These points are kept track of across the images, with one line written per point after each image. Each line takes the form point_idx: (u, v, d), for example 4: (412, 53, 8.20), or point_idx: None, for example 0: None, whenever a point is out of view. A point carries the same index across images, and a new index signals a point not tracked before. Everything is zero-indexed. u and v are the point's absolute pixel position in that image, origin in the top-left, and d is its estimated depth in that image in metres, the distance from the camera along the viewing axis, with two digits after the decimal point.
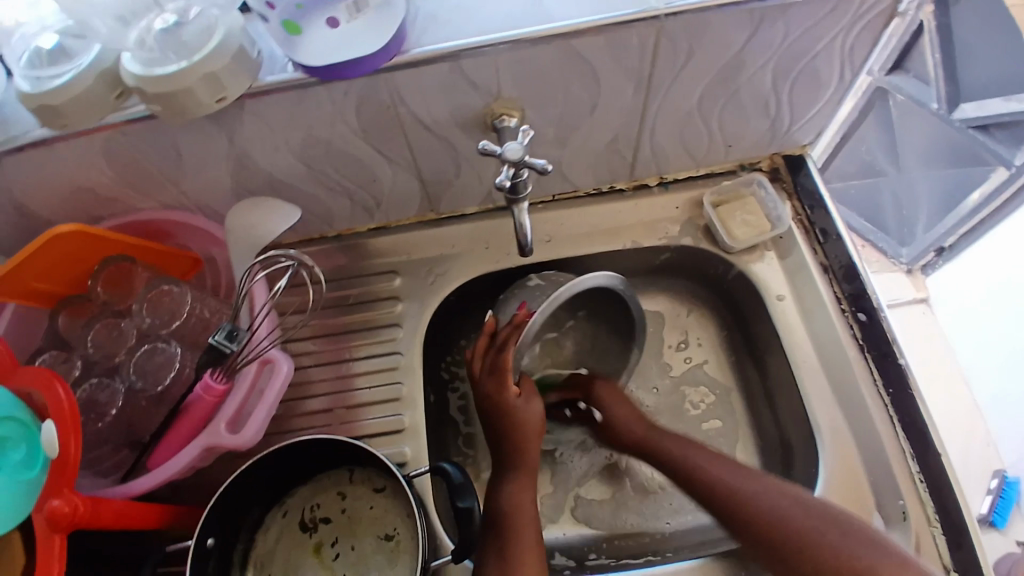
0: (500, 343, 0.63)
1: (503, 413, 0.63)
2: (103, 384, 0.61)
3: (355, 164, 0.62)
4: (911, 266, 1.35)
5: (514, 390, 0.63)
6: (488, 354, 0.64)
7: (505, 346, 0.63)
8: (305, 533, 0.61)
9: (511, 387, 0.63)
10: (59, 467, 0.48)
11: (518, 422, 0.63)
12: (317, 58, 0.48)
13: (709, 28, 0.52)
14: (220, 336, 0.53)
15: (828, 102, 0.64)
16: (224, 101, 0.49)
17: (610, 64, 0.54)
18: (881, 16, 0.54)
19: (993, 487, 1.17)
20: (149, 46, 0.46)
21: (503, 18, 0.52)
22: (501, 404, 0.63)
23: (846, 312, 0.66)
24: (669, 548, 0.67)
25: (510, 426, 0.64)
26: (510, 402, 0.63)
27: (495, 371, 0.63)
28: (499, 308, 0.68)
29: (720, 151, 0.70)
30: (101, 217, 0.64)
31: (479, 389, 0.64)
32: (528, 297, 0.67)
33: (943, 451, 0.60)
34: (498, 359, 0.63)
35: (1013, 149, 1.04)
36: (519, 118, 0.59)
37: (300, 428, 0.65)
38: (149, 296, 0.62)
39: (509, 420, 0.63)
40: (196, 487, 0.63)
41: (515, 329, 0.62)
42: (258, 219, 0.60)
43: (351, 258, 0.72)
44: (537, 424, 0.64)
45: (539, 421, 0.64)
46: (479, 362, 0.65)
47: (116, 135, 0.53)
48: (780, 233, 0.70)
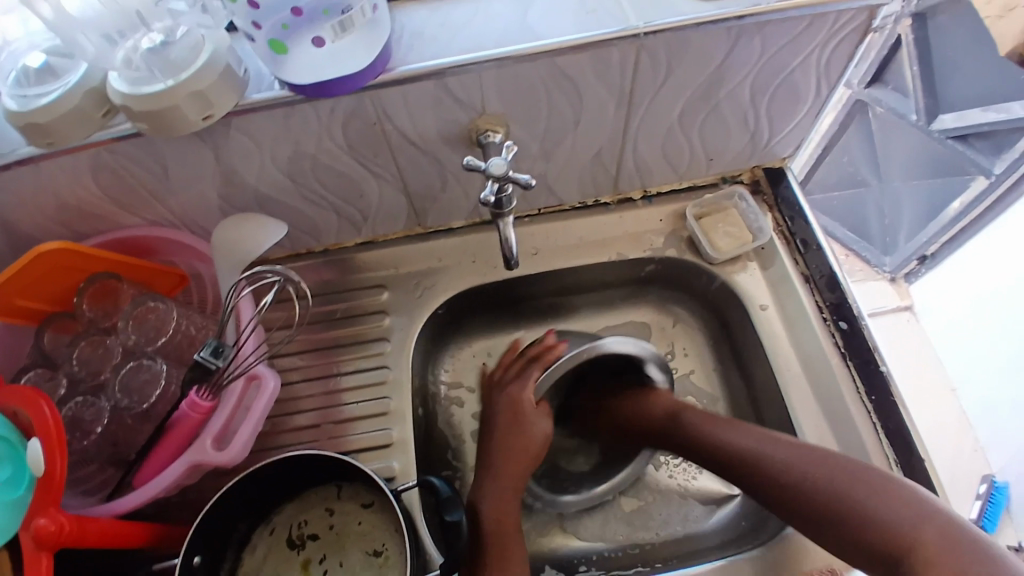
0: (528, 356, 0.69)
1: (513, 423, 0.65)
2: (88, 402, 0.60)
3: (342, 181, 0.62)
4: (895, 275, 1.37)
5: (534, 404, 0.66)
6: (516, 363, 0.69)
7: (534, 360, 0.68)
8: (292, 550, 0.61)
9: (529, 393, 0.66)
10: (43, 484, 0.48)
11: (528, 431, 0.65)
12: (304, 76, 0.48)
13: (688, 45, 0.53)
14: (205, 353, 0.53)
15: (807, 115, 0.66)
16: (210, 118, 0.49)
17: (592, 81, 0.55)
18: (856, 31, 0.55)
19: (981, 493, 1.18)
20: (137, 66, 0.47)
21: (485, 37, 0.53)
22: (518, 415, 0.65)
23: (828, 322, 0.67)
24: (660, 557, 0.67)
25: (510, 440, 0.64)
26: (527, 414, 0.66)
27: (520, 376, 0.68)
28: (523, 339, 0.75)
29: (702, 164, 0.71)
30: (87, 233, 0.64)
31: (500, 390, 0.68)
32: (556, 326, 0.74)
33: (926, 460, 0.60)
34: (527, 370, 0.67)
35: (992, 158, 1.06)
36: (504, 133, 0.60)
37: (287, 443, 0.65)
38: (135, 313, 0.62)
39: (519, 428, 0.65)
40: (180, 506, 0.62)
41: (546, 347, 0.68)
42: (249, 233, 0.60)
43: (337, 273, 0.73)
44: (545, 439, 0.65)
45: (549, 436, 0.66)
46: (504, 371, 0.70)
47: (101, 152, 0.53)
48: (762, 244, 0.71)
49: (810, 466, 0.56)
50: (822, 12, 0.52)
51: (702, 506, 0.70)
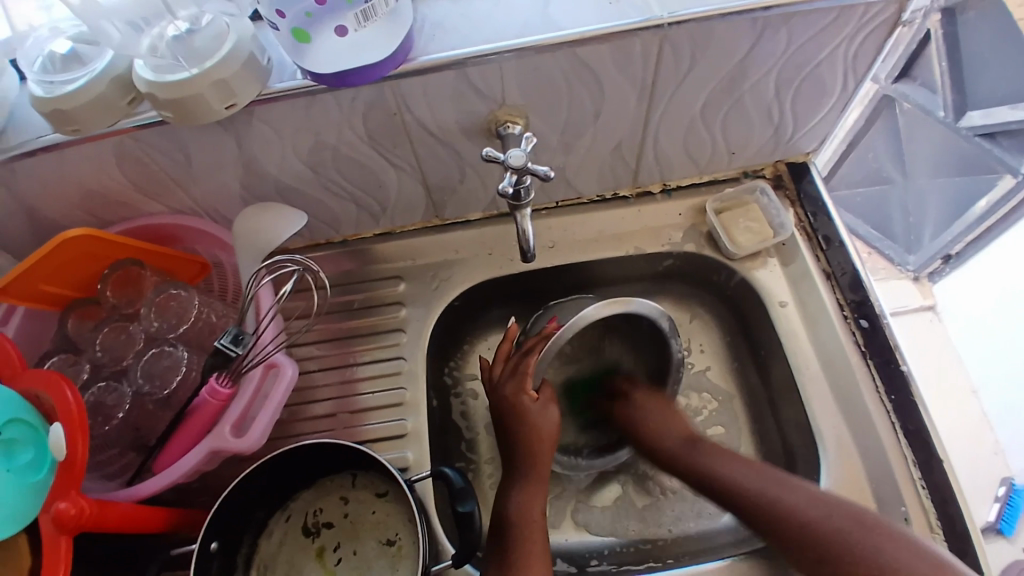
0: (525, 350, 0.65)
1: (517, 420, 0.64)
2: (110, 387, 0.62)
3: (361, 171, 0.62)
4: (918, 274, 1.34)
5: (531, 395, 0.64)
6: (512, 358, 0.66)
7: (530, 354, 0.64)
8: (308, 537, 0.61)
9: (528, 389, 0.64)
10: (65, 470, 0.49)
11: (534, 420, 0.64)
12: (326, 66, 0.48)
13: (712, 38, 0.53)
14: (225, 340, 0.54)
15: (832, 109, 0.65)
16: (233, 108, 0.50)
17: (613, 73, 0.55)
18: (885, 24, 0.54)
19: (1000, 496, 1.16)
20: (162, 54, 0.48)
21: (507, 28, 0.53)
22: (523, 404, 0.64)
23: (848, 319, 0.66)
24: (671, 555, 0.67)
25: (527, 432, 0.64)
26: (526, 406, 0.64)
27: (515, 375, 0.65)
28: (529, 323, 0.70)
29: (723, 158, 0.70)
30: (111, 220, 0.65)
31: (497, 394, 0.65)
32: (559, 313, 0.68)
33: (946, 461, 0.60)
34: (522, 364, 0.64)
35: (1019, 157, 1.03)
36: (523, 125, 0.59)
37: (304, 431, 0.66)
38: (157, 301, 0.63)
39: (523, 426, 0.64)
40: (199, 491, 0.63)
41: (541, 338, 0.65)
42: (269, 223, 0.61)
43: (356, 264, 0.73)
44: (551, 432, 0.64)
45: (553, 433, 0.64)
46: (501, 368, 0.66)
47: (126, 141, 0.54)
48: (783, 240, 0.70)
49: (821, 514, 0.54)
50: (851, 3, 0.51)
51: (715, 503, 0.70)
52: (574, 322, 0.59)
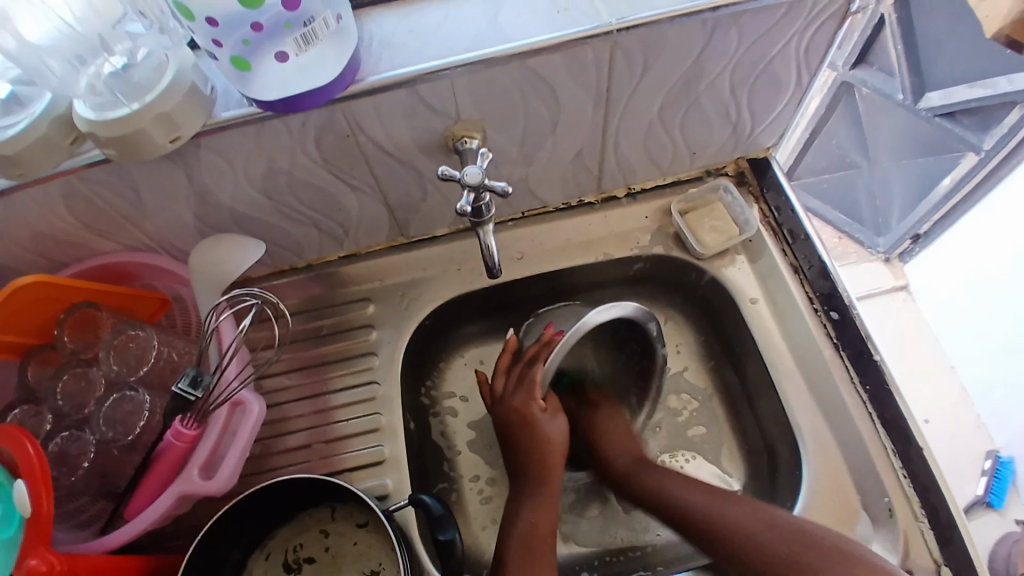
0: (527, 359, 0.66)
1: (525, 432, 0.64)
2: (73, 436, 0.60)
3: (319, 195, 0.61)
4: (889, 255, 1.36)
5: (539, 403, 0.65)
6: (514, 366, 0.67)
7: (534, 362, 0.65)
8: (288, 574, 0.60)
9: (536, 398, 0.64)
10: (32, 525, 0.47)
11: (530, 434, 0.64)
12: (274, 93, 0.47)
13: (664, 40, 0.52)
14: (183, 384, 0.54)
15: (789, 104, 0.65)
16: (177, 141, 0.48)
17: (566, 81, 0.54)
18: (835, 17, 0.54)
19: (987, 469, 1.18)
20: (101, 92, 0.46)
21: (454, 44, 0.52)
22: (524, 418, 0.64)
23: (818, 311, 0.66)
24: (661, 561, 0.66)
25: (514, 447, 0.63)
26: (535, 416, 0.64)
27: (521, 386, 0.65)
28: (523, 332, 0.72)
29: (685, 158, 0.70)
30: (65, 262, 0.63)
31: (505, 405, 0.65)
32: (555, 319, 0.71)
33: (926, 448, 0.60)
34: (527, 373, 0.65)
35: (981, 134, 1.05)
36: (480, 139, 0.59)
37: (278, 465, 0.64)
38: (115, 343, 0.61)
39: (530, 435, 0.64)
40: (174, 534, 0.61)
41: (543, 346, 0.65)
42: (225, 255, 0.59)
43: (323, 288, 0.72)
44: (536, 445, 0.64)
45: (562, 441, 0.65)
46: (504, 382, 0.67)
47: (73, 181, 0.52)
48: (749, 237, 0.70)
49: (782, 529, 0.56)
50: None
51: None
52: (580, 325, 0.59)
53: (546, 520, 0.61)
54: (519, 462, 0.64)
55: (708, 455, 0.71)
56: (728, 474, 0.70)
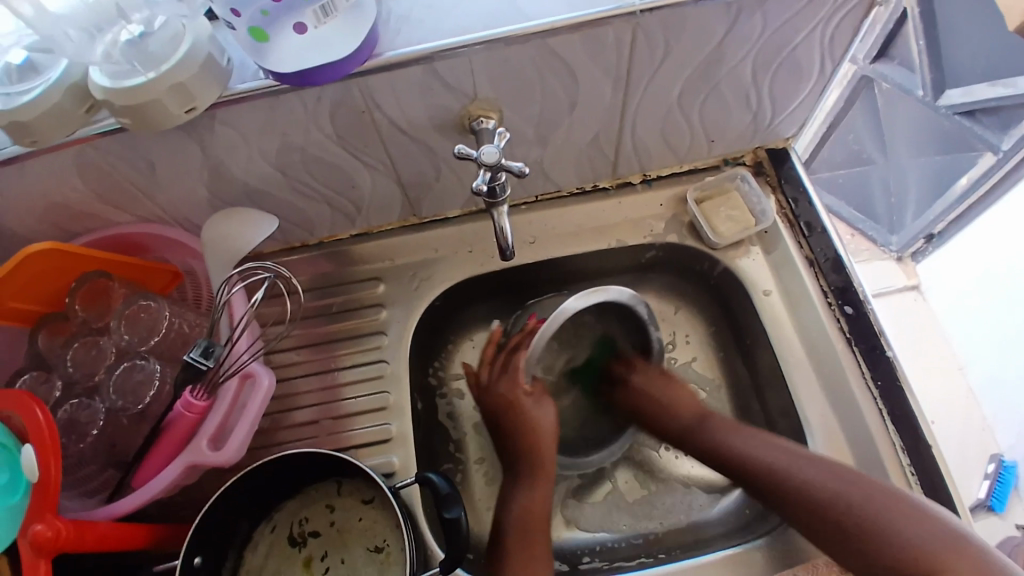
0: (511, 347, 0.68)
1: (512, 418, 0.65)
2: (83, 404, 0.60)
3: (334, 172, 0.61)
4: (901, 253, 1.35)
5: (525, 387, 0.66)
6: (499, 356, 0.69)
7: (517, 349, 0.67)
8: (294, 548, 0.60)
9: (521, 383, 0.66)
10: (40, 491, 0.47)
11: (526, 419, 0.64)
12: (288, 65, 0.46)
13: (687, 24, 0.51)
14: (195, 353, 0.53)
15: (810, 93, 0.64)
16: (193, 111, 0.48)
17: (586, 62, 0.54)
18: (861, 4, 0.53)
19: (990, 472, 1.17)
20: (117, 59, 0.46)
21: (474, 20, 0.51)
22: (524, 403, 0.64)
23: (832, 305, 0.66)
24: (664, 548, 0.66)
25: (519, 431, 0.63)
26: (520, 399, 0.65)
27: (506, 371, 0.67)
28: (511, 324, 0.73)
29: (702, 146, 0.69)
30: (78, 231, 0.63)
31: (491, 393, 0.67)
32: (539, 308, 0.72)
33: (934, 446, 0.60)
34: (511, 359, 0.67)
35: (1000, 134, 1.03)
36: (497, 119, 0.58)
37: (285, 440, 0.64)
38: (126, 313, 0.61)
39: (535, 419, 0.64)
40: (181, 504, 0.62)
41: (524, 334, 0.68)
42: (236, 228, 0.59)
43: (335, 265, 0.72)
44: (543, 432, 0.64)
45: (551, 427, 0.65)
46: (489, 369, 0.69)
47: (88, 150, 0.52)
48: (765, 228, 0.70)
49: (834, 483, 0.54)
50: None
51: (705, 494, 0.69)
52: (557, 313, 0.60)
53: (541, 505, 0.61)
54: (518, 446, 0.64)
55: None
56: None
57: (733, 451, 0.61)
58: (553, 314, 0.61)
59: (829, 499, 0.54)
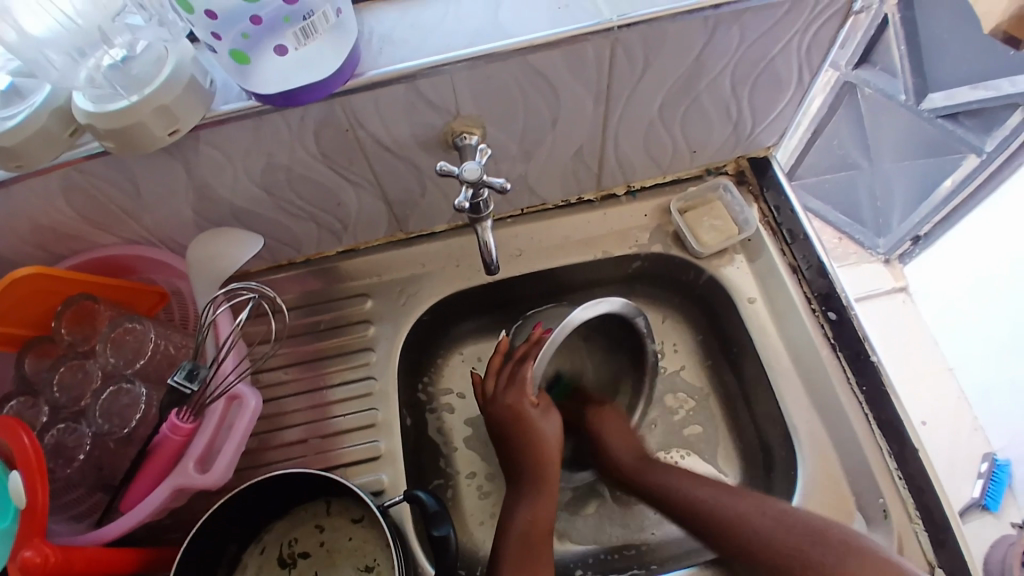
0: (517, 357, 0.67)
1: (519, 431, 0.64)
2: (70, 428, 0.60)
3: (319, 191, 0.61)
4: (888, 257, 1.36)
5: (531, 399, 0.65)
6: (504, 367, 0.67)
7: (524, 360, 0.66)
8: (283, 569, 0.60)
9: (528, 395, 0.65)
10: (28, 517, 0.47)
11: (524, 431, 0.64)
12: (272, 86, 0.47)
13: (665, 38, 0.52)
14: (179, 377, 0.53)
15: (790, 103, 0.65)
16: (176, 134, 0.48)
17: (566, 77, 0.54)
18: (837, 15, 0.54)
19: (983, 471, 1.18)
20: (100, 83, 0.46)
21: (455, 39, 0.52)
22: (518, 414, 0.64)
23: (816, 312, 0.66)
24: (656, 559, 0.66)
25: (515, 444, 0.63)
26: (527, 411, 0.65)
27: (513, 383, 0.66)
28: (513, 335, 0.75)
29: (686, 157, 0.70)
30: (64, 254, 0.63)
31: (497, 404, 0.66)
32: (544, 318, 0.74)
33: (921, 448, 0.59)
34: (518, 371, 0.66)
35: (984, 136, 1.04)
36: (480, 135, 0.58)
37: (274, 460, 0.64)
38: (113, 336, 0.61)
39: (525, 433, 0.64)
40: (171, 527, 0.61)
41: (532, 344, 0.66)
42: (223, 248, 0.59)
43: (322, 283, 0.72)
44: (539, 447, 0.64)
45: (557, 441, 0.65)
46: (494, 382, 0.67)
47: (71, 173, 0.52)
48: (748, 236, 0.70)
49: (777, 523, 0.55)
50: None
51: None
52: (566, 323, 0.60)
53: (544, 520, 0.61)
54: (513, 461, 0.64)
55: (704, 454, 0.71)
56: (724, 474, 0.70)
57: (691, 498, 0.61)
58: (559, 325, 0.60)
59: (782, 523, 0.55)
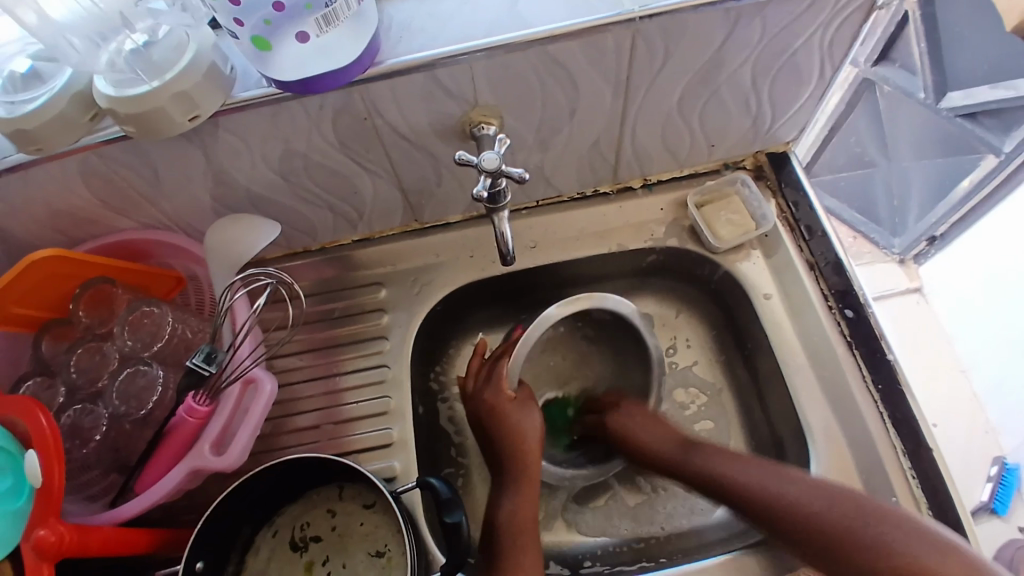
0: (495, 356, 0.67)
1: (497, 423, 0.64)
2: (86, 410, 0.60)
3: (335, 178, 0.61)
4: (904, 256, 1.34)
5: (509, 395, 0.65)
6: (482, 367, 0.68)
7: (500, 358, 0.66)
8: (295, 552, 0.60)
9: (505, 391, 0.65)
10: (43, 498, 0.47)
11: (506, 426, 0.64)
12: (290, 73, 0.47)
13: (686, 30, 0.52)
14: (197, 359, 0.54)
15: (810, 97, 0.64)
16: (196, 119, 0.48)
17: (586, 68, 0.54)
18: (860, 10, 0.54)
19: (993, 474, 1.17)
20: (121, 68, 0.46)
21: (475, 27, 0.51)
22: (496, 411, 0.64)
23: (833, 309, 0.66)
24: (664, 553, 0.67)
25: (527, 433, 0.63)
26: (505, 407, 0.64)
27: (490, 380, 0.66)
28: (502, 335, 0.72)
29: (703, 150, 0.69)
30: (82, 238, 0.63)
31: (476, 401, 0.66)
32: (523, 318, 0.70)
33: (935, 449, 0.59)
34: (494, 369, 0.66)
35: (1002, 136, 1.03)
36: (498, 125, 0.58)
37: (287, 444, 0.65)
38: (130, 319, 0.62)
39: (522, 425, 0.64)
40: (185, 509, 0.62)
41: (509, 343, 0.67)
42: (240, 234, 0.60)
43: (336, 271, 0.72)
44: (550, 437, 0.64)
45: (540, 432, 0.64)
46: (472, 380, 0.67)
47: (90, 157, 0.52)
48: (766, 232, 0.70)
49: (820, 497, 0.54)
50: None
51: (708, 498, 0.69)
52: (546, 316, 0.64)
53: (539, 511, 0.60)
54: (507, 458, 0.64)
55: None
56: None
57: (730, 476, 0.59)
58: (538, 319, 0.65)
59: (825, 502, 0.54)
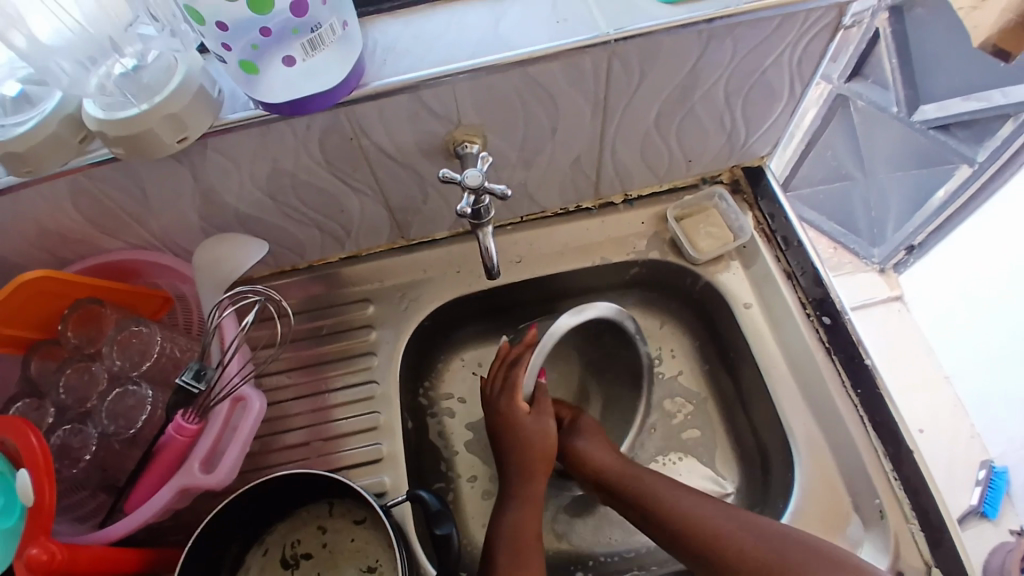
0: (512, 361, 0.68)
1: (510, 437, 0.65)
2: (76, 429, 0.60)
3: (322, 197, 0.63)
4: (884, 266, 1.37)
5: (525, 406, 0.66)
6: (500, 371, 0.68)
7: (517, 365, 0.67)
8: (286, 570, 0.60)
9: (522, 403, 0.65)
10: (35, 516, 0.48)
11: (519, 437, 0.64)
12: (279, 94, 0.48)
13: (660, 50, 0.54)
14: (186, 376, 0.54)
15: (783, 113, 0.66)
16: (185, 142, 0.50)
17: (565, 87, 0.56)
18: (827, 29, 0.56)
19: (981, 479, 1.19)
20: (111, 92, 0.48)
21: (456, 51, 0.53)
22: (512, 419, 0.65)
23: (812, 317, 0.67)
24: (655, 562, 0.67)
25: (522, 452, 0.64)
26: (521, 417, 0.65)
27: (506, 388, 0.67)
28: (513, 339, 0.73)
29: (682, 165, 0.71)
30: (70, 258, 0.64)
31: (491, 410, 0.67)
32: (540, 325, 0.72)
33: (915, 452, 0.61)
34: (513, 375, 0.67)
35: (975, 147, 1.06)
36: (482, 144, 0.60)
37: (278, 462, 0.65)
38: (119, 339, 0.62)
39: (516, 437, 0.65)
40: (174, 529, 0.62)
41: (527, 347, 0.68)
42: (228, 253, 0.61)
43: (323, 288, 0.73)
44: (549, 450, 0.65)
45: (552, 445, 0.65)
46: (492, 384, 0.68)
47: (79, 178, 0.53)
48: (744, 243, 0.71)
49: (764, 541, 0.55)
50: (791, 13, 0.53)
51: None
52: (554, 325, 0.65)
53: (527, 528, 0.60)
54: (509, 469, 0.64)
55: (701, 458, 0.72)
56: (722, 478, 0.71)
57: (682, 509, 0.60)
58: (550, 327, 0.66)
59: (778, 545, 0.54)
